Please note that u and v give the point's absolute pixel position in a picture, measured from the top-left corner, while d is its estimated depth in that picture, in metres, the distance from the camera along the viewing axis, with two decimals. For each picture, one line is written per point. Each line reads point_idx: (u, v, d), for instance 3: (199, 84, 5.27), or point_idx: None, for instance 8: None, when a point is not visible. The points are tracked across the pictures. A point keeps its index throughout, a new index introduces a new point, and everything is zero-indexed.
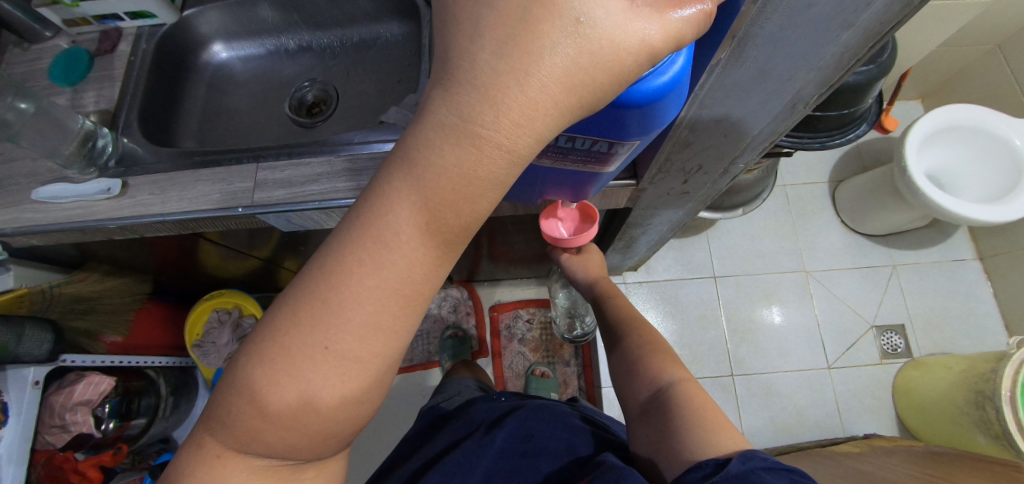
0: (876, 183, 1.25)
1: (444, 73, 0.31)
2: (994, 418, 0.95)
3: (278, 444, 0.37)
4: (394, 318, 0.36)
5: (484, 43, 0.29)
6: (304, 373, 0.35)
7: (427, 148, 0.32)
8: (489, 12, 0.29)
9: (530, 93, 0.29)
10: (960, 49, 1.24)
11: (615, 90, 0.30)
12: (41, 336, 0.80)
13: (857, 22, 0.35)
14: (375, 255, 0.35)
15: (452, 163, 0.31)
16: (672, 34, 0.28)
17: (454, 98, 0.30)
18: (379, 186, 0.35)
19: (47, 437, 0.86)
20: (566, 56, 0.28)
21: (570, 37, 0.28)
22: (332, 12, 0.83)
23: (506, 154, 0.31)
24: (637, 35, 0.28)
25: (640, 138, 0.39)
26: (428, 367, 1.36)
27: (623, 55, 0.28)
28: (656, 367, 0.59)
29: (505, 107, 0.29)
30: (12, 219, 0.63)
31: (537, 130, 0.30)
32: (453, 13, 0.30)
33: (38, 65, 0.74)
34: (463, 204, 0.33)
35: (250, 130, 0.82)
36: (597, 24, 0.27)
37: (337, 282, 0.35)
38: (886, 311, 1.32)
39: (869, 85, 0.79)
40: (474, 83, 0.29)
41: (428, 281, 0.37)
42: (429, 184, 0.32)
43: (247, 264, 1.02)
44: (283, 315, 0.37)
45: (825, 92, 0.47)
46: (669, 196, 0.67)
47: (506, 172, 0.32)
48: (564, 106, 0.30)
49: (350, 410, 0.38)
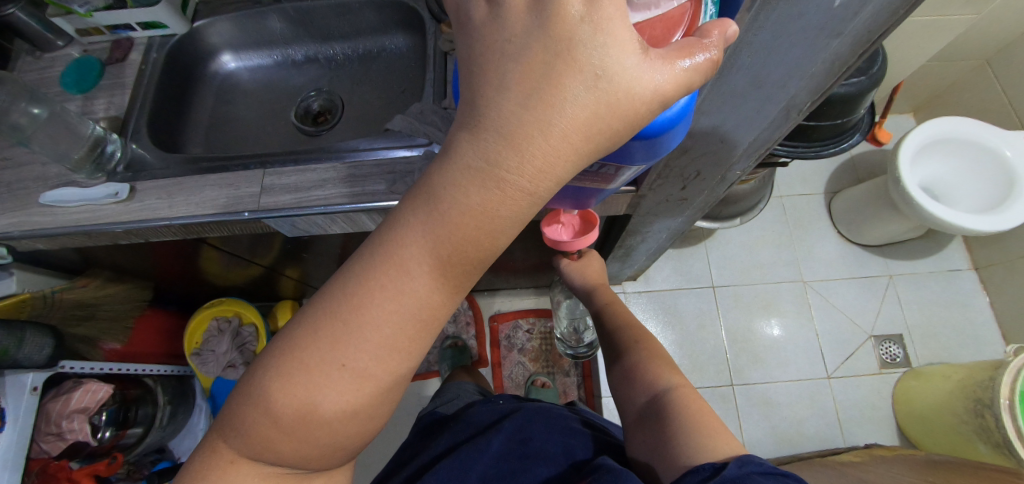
0: (871, 195, 1.27)
1: (470, 117, 0.32)
2: (994, 426, 0.95)
3: (288, 454, 0.38)
4: (410, 341, 0.37)
5: (510, 95, 0.30)
6: (319, 389, 0.36)
7: (452, 185, 0.33)
8: (514, 65, 0.30)
9: (552, 142, 0.30)
10: (951, 63, 1.28)
11: (629, 135, 0.31)
12: (42, 341, 0.80)
13: (845, 32, 0.37)
14: (397, 282, 0.35)
15: (476, 200, 0.32)
16: (682, 82, 0.29)
17: (480, 143, 0.31)
18: (403, 215, 0.35)
19: (42, 445, 0.84)
20: (586, 107, 0.29)
21: (590, 91, 0.29)
22: (339, 25, 0.85)
23: (527, 195, 0.32)
24: (651, 85, 0.29)
25: (645, 163, 0.40)
26: (427, 377, 1.35)
27: (638, 105, 0.30)
28: (651, 374, 0.60)
29: (529, 153, 0.30)
30: (19, 222, 0.64)
31: (558, 173, 0.31)
32: (477, 59, 0.31)
33: (50, 73, 0.76)
34: (483, 238, 0.34)
35: (255, 137, 0.84)
36: (615, 78, 0.29)
37: (358, 305, 0.36)
38: (884, 321, 1.32)
39: (860, 95, 0.81)
40: (500, 130, 0.31)
41: (444, 306, 0.37)
42: (452, 219, 0.33)
43: (248, 272, 1.02)
44: (302, 331, 0.37)
45: (817, 99, 0.48)
46: (668, 203, 0.69)
47: (526, 210, 0.33)
48: (583, 151, 0.31)
49: (360, 425, 0.38)
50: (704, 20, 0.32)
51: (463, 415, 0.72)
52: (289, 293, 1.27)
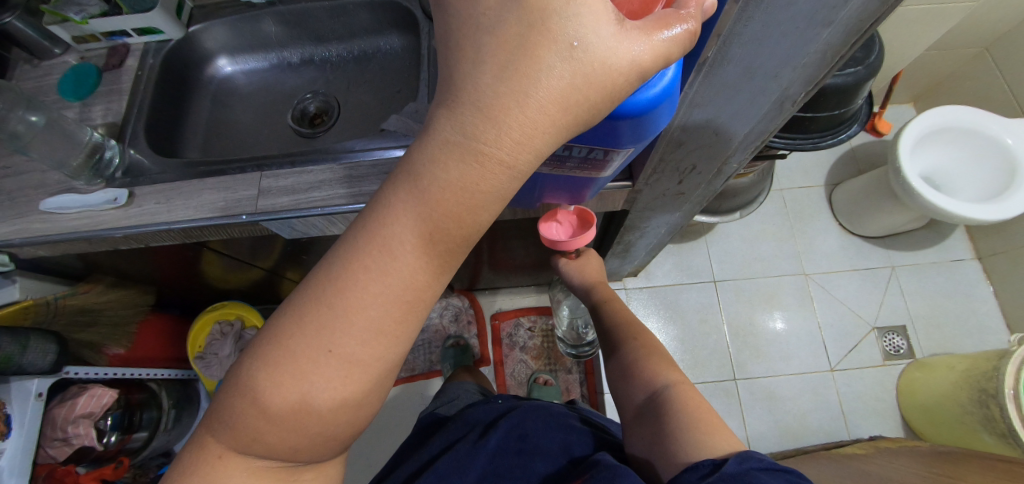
0: (872, 186, 1.26)
1: (448, 93, 0.32)
2: (998, 415, 0.95)
3: (279, 445, 0.38)
4: (396, 324, 0.37)
5: (486, 68, 0.30)
6: (307, 376, 0.36)
7: (431, 163, 0.33)
8: (489, 39, 0.30)
9: (529, 113, 0.30)
10: (950, 51, 1.27)
11: (608, 107, 0.31)
12: (45, 347, 0.80)
13: (836, 20, 0.36)
14: (381, 263, 0.35)
15: (455, 176, 0.32)
16: (659, 53, 0.29)
17: (458, 117, 0.31)
18: (385, 196, 0.35)
19: (49, 450, 0.85)
20: (562, 78, 0.29)
21: (566, 61, 0.29)
22: (333, 27, 0.85)
23: (506, 169, 0.32)
24: (628, 56, 0.29)
25: (634, 146, 0.40)
26: (429, 377, 1.35)
27: (615, 75, 0.29)
28: (650, 370, 0.60)
29: (506, 126, 0.30)
30: (19, 229, 0.64)
31: (536, 146, 0.31)
32: (455, 39, 0.31)
33: (48, 81, 0.76)
34: (465, 215, 0.34)
35: (252, 141, 0.84)
36: (590, 47, 0.29)
37: (343, 288, 0.36)
38: (887, 312, 1.32)
39: (857, 86, 0.81)
40: (477, 104, 0.31)
41: (430, 288, 0.37)
42: (433, 197, 0.33)
43: (248, 275, 1.02)
44: (289, 318, 0.37)
45: (811, 90, 0.48)
46: (665, 197, 0.68)
47: (507, 185, 0.33)
48: (561, 123, 0.31)
49: (350, 413, 0.38)
50: None
51: (463, 414, 0.72)
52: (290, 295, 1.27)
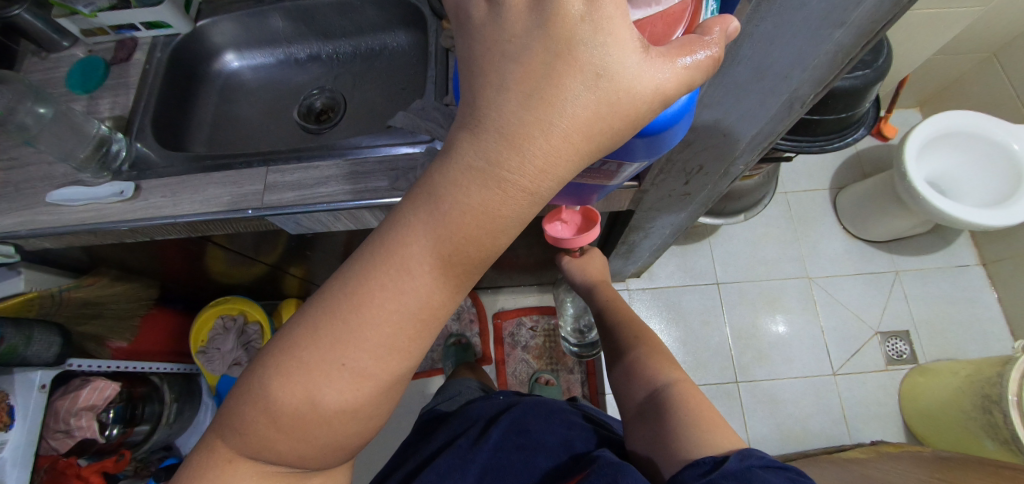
0: (877, 190, 1.26)
1: (470, 117, 0.32)
2: (1002, 422, 0.95)
3: (288, 453, 0.38)
4: (410, 340, 0.37)
5: (511, 96, 0.30)
6: (319, 387, 0.36)
7: (452, 186, 0.33)
8: (514, 66, 0.30)
9: (553, 142, 0.30)
10: (957, 56, 1.26)
11: (630, 133, 0.31)
12: (50, 338, 0.81)
13: (848, 23, 0.36)
14: (398, 281, 0.35)
15: (476, 201, 0.32)
16: (683, 80, 0.29)
17: (481, 143, 0.31)
18: (403, 216, 0.35)
19: (51, 442, 0.85)
20: (588, 107, 0.30)
21: (591, 91, 0.29)
22: (341, 23, 0.85)
23: (528, 195, 0.32)
24: (652, 83, 0.29)
25: (647, 159, 0.41)
26: (430, 375, 1.35)
27: (639, 104, 0.30)
28: (652, 369, 0.60)
29: (530, 154, 0.31)
30: (26, 221, 0.64)
31: (559, 174, 0.32)
32: (479, 61, 0.31)
33: (56, 73, 0.76)
34: (484, 239, 0.34)
35: (259, 136, 0.84)
36: (616, 77, 0.29)
37: (358, 304, 0.36)
38: (890, 317, 1.31)
39: (866, 88, 0.80)
40: (500, 130, 0.31)
41: (444, 306, 0.38)
42: (452, 219, 0.33)
43: (251, 270, 1.03)
44: (303, 330, 0.37)
45: (820, 92, 0.48)
46: (671, 198, 0.68)
47: (527, 210, 0.33)
48: (584, 150, 0.31)
49: (360, 424, 0.39)
50: (704, 17, 0.32)
51: (464, 410, 0.72)
52: (292, 291, 1.27)
